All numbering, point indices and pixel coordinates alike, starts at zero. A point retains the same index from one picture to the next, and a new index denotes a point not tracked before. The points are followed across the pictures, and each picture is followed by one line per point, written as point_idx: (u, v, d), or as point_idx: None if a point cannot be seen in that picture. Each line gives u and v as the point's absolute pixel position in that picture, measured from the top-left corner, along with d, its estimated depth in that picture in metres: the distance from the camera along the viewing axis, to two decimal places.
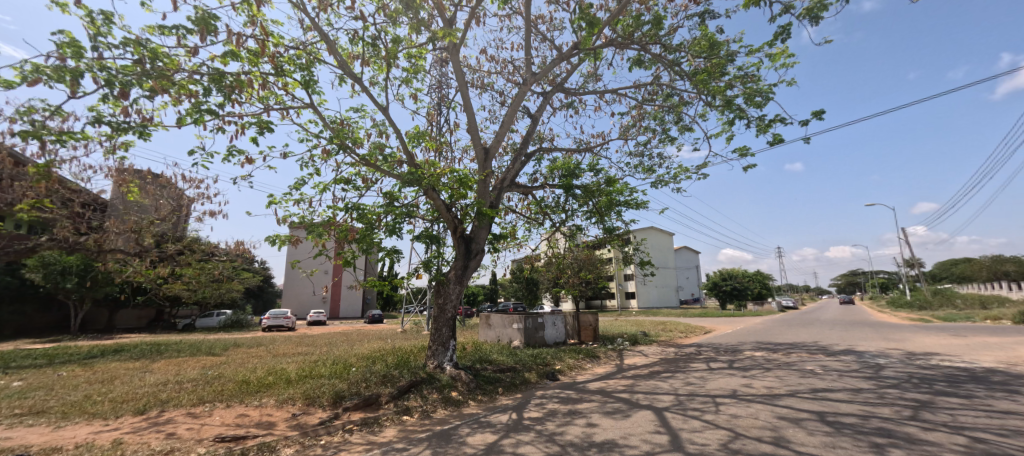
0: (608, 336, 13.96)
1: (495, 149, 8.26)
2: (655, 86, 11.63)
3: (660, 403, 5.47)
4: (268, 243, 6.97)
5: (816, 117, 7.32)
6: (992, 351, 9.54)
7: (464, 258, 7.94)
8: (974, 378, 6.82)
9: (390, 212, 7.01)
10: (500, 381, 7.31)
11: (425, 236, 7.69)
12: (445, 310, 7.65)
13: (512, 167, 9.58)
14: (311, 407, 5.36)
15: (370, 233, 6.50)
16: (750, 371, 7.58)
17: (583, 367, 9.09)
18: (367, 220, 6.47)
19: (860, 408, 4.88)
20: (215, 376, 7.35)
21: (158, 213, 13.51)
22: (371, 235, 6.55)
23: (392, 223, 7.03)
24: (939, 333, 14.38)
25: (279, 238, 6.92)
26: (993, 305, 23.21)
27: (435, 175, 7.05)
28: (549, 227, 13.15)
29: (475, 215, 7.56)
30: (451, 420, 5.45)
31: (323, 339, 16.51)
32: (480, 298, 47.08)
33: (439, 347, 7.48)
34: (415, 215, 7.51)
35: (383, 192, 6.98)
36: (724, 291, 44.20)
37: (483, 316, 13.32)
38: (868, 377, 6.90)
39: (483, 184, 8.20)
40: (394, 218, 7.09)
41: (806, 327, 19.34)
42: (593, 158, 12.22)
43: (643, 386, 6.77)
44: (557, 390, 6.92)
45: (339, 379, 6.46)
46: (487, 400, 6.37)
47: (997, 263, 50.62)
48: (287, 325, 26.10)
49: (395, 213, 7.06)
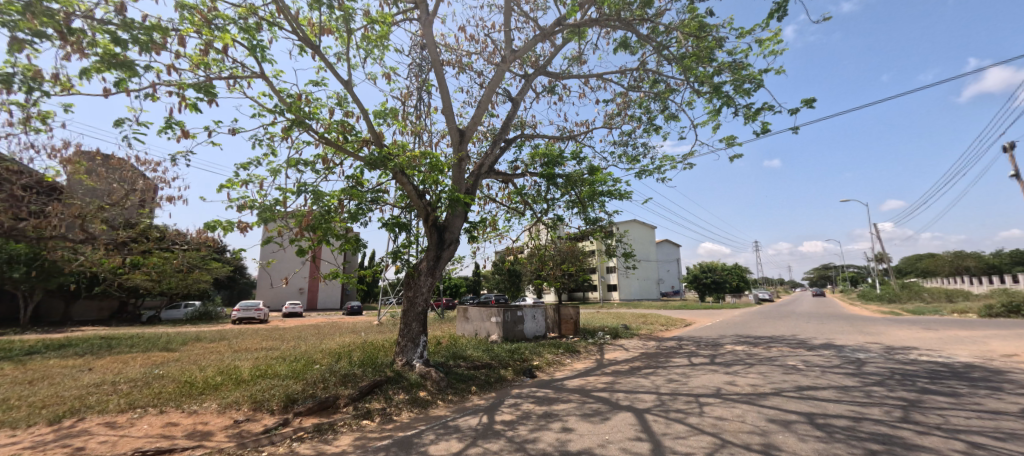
0: (589, 329, 13.67)
1: (471, 132, 7.69)
2: (641, 71, 11.27)
3: (641, 404, 5.11)
4: (207, 231, 6.08)
5: (806, 106, 7.02)
6: (966, 345, 9.64)
7: (437, 248, 7.41)
8: (955, 373, 6.74)
9: (349, 197, 6.31)
10: (473, 379, 6.86)
11: (391, 225, 7.09)
12: (415, 304, 7.13)
13: (490, 153, 9.08)
14: (257, 412, 4.80)
15: (325, 219, 5.85)
16: (733, 367, 7.35)
17: (562, 363, 8.74)
18: (321, 205, 5.79)
19: (849, 409, 4.64)
20: (158, 376, 6.68)
21: (110, 198, 12.34)
22: (327, 222, 5.93)
23: (352, 209, 6.38)
24: (911, 326, 14.64)
25: (221, 225, 6.10)
26: (958, 299, 24.11)
27: (404, 157, 6.47)
28: (530, 217, 12.73)
29: (448, 201, 7.03)
30: (416, 424, 4.94)
31: (293, 332, 15.71)
32: (463, 290, 46.66)
33: (408, 343, 6.98)
34: (381, 200, 6.92)
35: (346, 174, 6.36)
36: (704, 284, 44.92)
37: (460, 309, 12.81)
38: (851, 373, 6.74)
39: (458, 169, 7.62)
40: (356, 204, 6.47)
41: (784, 320, 19.65)
42: (577, 147, 11.79)
43: (623, 384, 6.42)
44: (534, 389, 6.51)
45: (295, 379, 5.91)
46: (457, 400, 5.89)
47: (959, 259, 52.96)
48: (259, 317, 25.08)
49: (359, 198, 6.46)
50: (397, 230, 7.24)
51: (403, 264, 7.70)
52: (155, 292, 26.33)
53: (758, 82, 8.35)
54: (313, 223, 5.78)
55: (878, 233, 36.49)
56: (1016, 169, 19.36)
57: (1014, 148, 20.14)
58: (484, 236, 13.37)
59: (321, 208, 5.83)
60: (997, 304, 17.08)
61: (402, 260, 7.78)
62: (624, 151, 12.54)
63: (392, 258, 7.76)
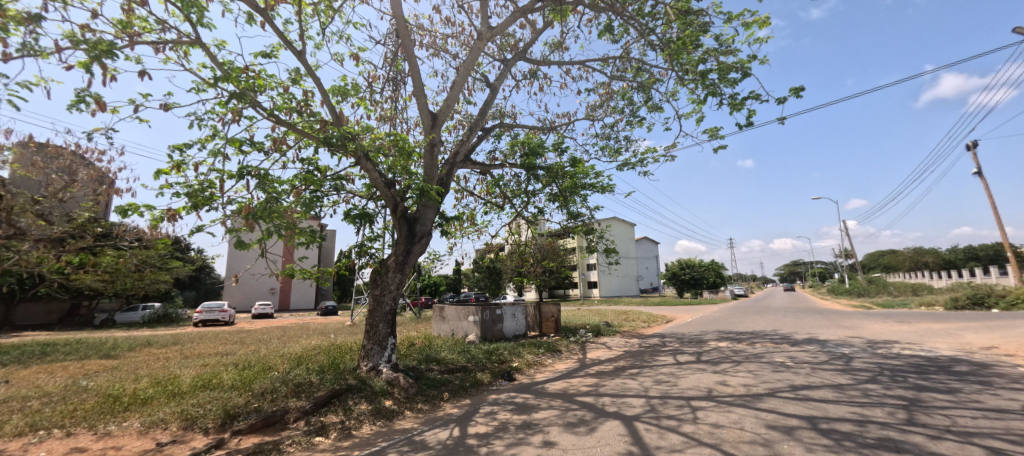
0: (570, 327, 13.27)
1: (445, 117, 7.07)
2: (624, 59, 10.88)
3: (630, 411, 4.64)
4: (118, 215, 5.18)
5: (794, 94, 6.68)
6: (943, 337, 9.65)
7: (406, 241, 6.77)
8: (942, 367, 6.58)
9: (301, 183, 5.54)
10: (446, 385, 6.27)
11: (353, 217, 6.41)
12: (383, 303, 6.48)
13: (466, 140, 8.49)
14: (188, 432, 4.11)
15: (271, 210, 4.88)
16: (720, 365, 7.02)
17: (542, 364, 8.25)
18: (266, 192, 4.93)
19: (851, 411, 4.29)
20: (81, 389, 5.81)
21: (45, 191, 10.64)
22: (273, 213, 4.96)
23: (306, 199, 5.58)
24: (885, 319, 14.85)
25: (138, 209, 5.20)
26: (923, 293, 25.02)
27: (368, 139, 5.80)
28: (510, 211, 12.22)
29: (419, 189, 6.41)
30: (377, 440, 4.32)
31: (256, 335, 14.69)
32: (444, 289, 45.67)
33: (374, 347, 6.33)
34: (341, 187, 6.23)
35: (299, 157, 5.63)
36: (682, 279, 45.49)
37: (436, 308, 12.20)
38: (841, 369, 6.49)
39: (431, 156, 6.95)
40: (312, 191, 5.75)
41: (762, 315, 19.82)
42: (559, 138, 11.33)
43: (609, 386, 5.96)
44: (513, 394, 5.97)
45: (241, 388, 5.21)
46: (428, 410, 5.31)
47: (918, 254, 55.50)
48: (224, 319, 23.70)
49: (314, 184, 5.74)
50: (361, 221, 6.57)
51: (370, 259, 7.05)
52: (109, 293, 24.52)
53: (743, 70, 8.01)
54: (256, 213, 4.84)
55: (845, 229, 37.73)
56: (978, 166, 20.08)
57: (977, 146, 20.90)
58: (461, 232, 12.80)
59: (266, 199, 4.91)
60: (962, 296, 17.57)
61: (368, 256, 7.14)
62: (606, 144, 12.18)
63: (355, 255, 7.11)
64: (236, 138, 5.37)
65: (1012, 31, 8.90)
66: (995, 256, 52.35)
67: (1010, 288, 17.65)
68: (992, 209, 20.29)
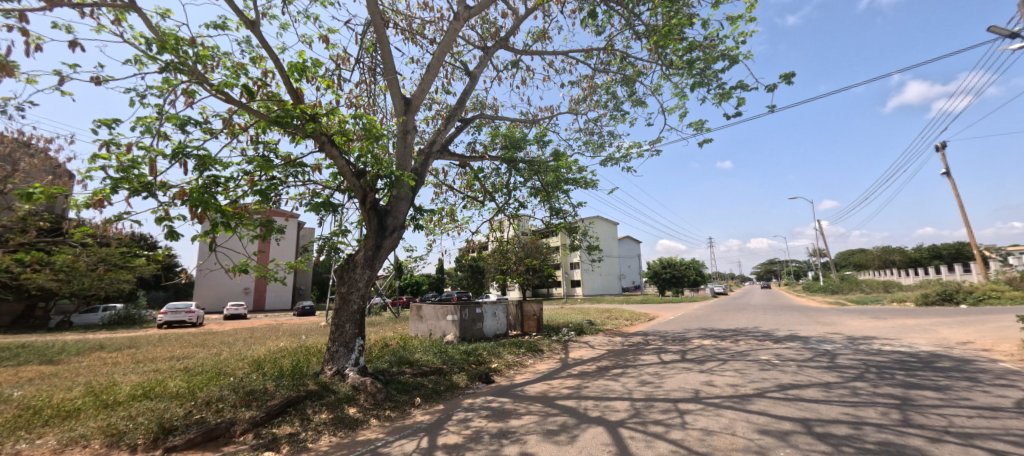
0: (553, 326, 12.97)
1: (418, 102, 6.63)
2: (609, 51, 10.59)
3: (613, 416, 4.31)
4: None
5: (785, 81, 6.51)
6: (920, 333, 9.73)
7: (377, 236, 6.27)
8: (926, 364, 6.50)
9: (253, 167, 4.98)
10: (419, 389, 5.83)
11: (315, 206, 5.86)
12: (350, 302, 5.96)
13: (443, 129, 8.06)
14: (112, 451, 3.58)
15: (204, 195, 4.15)
16: (705, 364, 6.79)
17: (523, 365, 7.89)
18: (207, 176, 4.32)
19: (843, 412, 4.07)
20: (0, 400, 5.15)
21: None
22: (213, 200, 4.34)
23: (261, 186, 5.03)
24: (861, 315, 15.08)
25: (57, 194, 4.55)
26: (894, 289, 25.80)
27: (332, 120, 5.31)
28: (491, 207, 11.83)
29: (390, 178, 5.94)
30: (336, 453, 3.87)
31: (221, 337, 13.86)
32: (426, 288, 44.82)
33: (340, 349, 5.83)
34: (301, 174, 5.72)
35: (253, 140, 5.09)
36: (664, 278, 45.95)
37: (413, 307, 11.68)
38: (826, 367, 6.34)
39: (403, 143, 6.45)
40: (267, 177, 5.21)
41: (742, 312, 19.97)
42: (542, 130, 10.99)
43: (591, 389, 5.64)
44: (490, 398, 5.58)
45: (185, 397, 4.68)
46: (396, 418, 4.88)
47: (886, 253, 57.64)
48: (191, 320, 22.51)
49: (269, 170, 5.19)
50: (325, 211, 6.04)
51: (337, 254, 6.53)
52: (65, 294, 23.02)
53: (730, 59, 7.83)
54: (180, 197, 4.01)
55: (820, 228, 38.77)
56: (946, 167, 20.74)
57: (945, 147, 21.61)
58: (441, 228, 12.36)
59: (209, 184, 4.32)
60: (932, 293, 18.03)
61: (334, 252, 6.60)
62: (590, 138, 11.91)
63: (320, 250, 6.58)
64: (179, 117, 4.80)
65: (988, 29, 9.02)
66: (957, 254, 54.84)
67: (975, 285, 18.24)
68: (960, 209, 20.96)
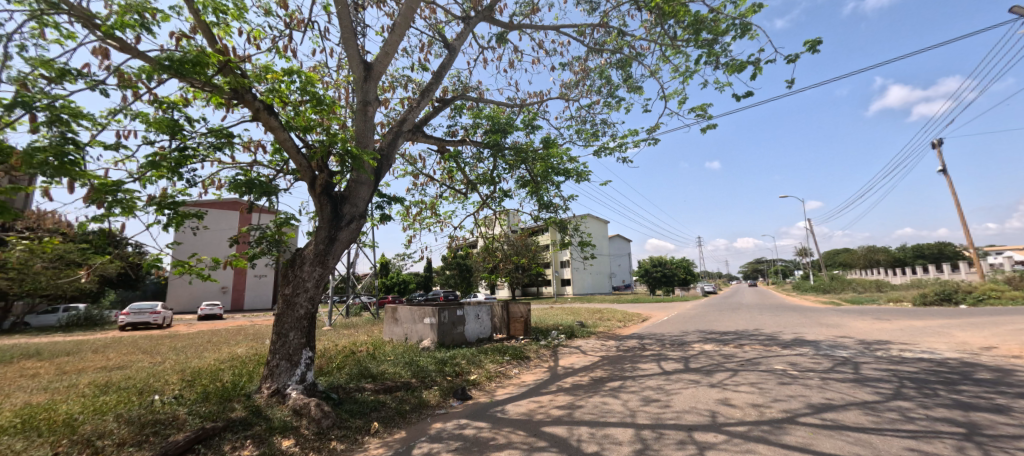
0: (541, 328, 12.07)
1: (382, 68, 5.61)
2: (604, 28, 9.65)
3: (615, 452, 3.37)
4: None
5: (810, 48, 5.71)
6: (936, 337, 9.02)
7: (329, 226, 5.20)
8: (963, 375, 5.73)
9: (150, 132, 3.98)
10: (378, 411, 4.80)
11: (238, 187, 4.80)
12: (295, 306, 4.89)
13: (415, 106, 7.05)
14: None
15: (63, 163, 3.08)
16: (714, 376, 5.92)
17: (506, 376, 6.95)
18: (71, 140, 3.24)
19: (907, 448, 3.21)
20: None
21: None
22: (80, 169, 3.32)
23: (163, 158, 3.98)
24: (863, 316, 14.47)
25: None
26: (886, 289, 25.54)
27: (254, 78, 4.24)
28: (475, 199, 10.88)
29: (343, 155, 4.88)
30: None
31: (178, 341, 12.63)
32: (413, 287, 43.55)
33: (281, 364, 4.77)
34: (222, 143, 4.70)
35: (156, 99, 4.04)
36: (654, 277, 45.53)
37: (387, 308, 10.64)
38: (854, 379, 5.52)
39: (363, 116, 5.37)
40: (176, 145, 4.22)
41: (738, 312, 19.34)
42: (530, 115, 10.04)
43: (585, 409, 4.72)
44: (463, 422, 4.57)
45: (61, 432, 3.60)
46: (341, 453, 3.84)
47: (871, 252, 57.96)
48: (156, 322, 21.02)
49: (179, 137, 4.14)
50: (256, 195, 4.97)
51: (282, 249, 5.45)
52: (18, 294, 21.29)
53: (741, 29, 6.97)
54: (4, 156, 2.90)
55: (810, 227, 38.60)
56: (941, 164, 20.38)
57: (940, 144, 21.23)
58: (421, 222, 11.39)
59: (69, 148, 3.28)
60: (930, 292, 17.59)
61: (274, 246, 5.50)
62: (582, 125, 11.06)
63: (253, 242, 5.50)
64: (49, 63, 3.71)
65: (1009, 10, 8.41)
66: (939, 254, 55.59)
67: (973, 285, 17.84)
68: (957, 207, 20.59)
